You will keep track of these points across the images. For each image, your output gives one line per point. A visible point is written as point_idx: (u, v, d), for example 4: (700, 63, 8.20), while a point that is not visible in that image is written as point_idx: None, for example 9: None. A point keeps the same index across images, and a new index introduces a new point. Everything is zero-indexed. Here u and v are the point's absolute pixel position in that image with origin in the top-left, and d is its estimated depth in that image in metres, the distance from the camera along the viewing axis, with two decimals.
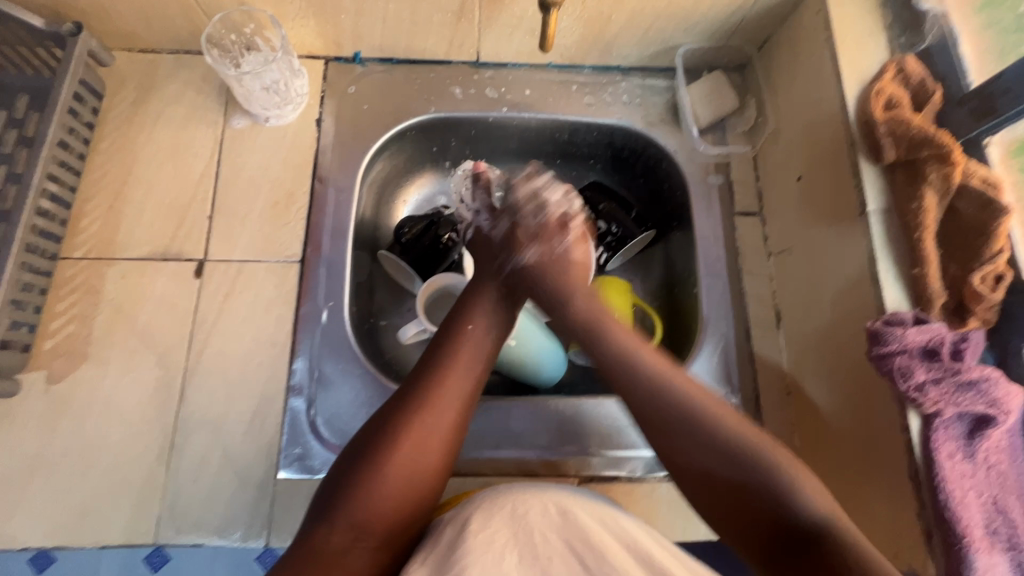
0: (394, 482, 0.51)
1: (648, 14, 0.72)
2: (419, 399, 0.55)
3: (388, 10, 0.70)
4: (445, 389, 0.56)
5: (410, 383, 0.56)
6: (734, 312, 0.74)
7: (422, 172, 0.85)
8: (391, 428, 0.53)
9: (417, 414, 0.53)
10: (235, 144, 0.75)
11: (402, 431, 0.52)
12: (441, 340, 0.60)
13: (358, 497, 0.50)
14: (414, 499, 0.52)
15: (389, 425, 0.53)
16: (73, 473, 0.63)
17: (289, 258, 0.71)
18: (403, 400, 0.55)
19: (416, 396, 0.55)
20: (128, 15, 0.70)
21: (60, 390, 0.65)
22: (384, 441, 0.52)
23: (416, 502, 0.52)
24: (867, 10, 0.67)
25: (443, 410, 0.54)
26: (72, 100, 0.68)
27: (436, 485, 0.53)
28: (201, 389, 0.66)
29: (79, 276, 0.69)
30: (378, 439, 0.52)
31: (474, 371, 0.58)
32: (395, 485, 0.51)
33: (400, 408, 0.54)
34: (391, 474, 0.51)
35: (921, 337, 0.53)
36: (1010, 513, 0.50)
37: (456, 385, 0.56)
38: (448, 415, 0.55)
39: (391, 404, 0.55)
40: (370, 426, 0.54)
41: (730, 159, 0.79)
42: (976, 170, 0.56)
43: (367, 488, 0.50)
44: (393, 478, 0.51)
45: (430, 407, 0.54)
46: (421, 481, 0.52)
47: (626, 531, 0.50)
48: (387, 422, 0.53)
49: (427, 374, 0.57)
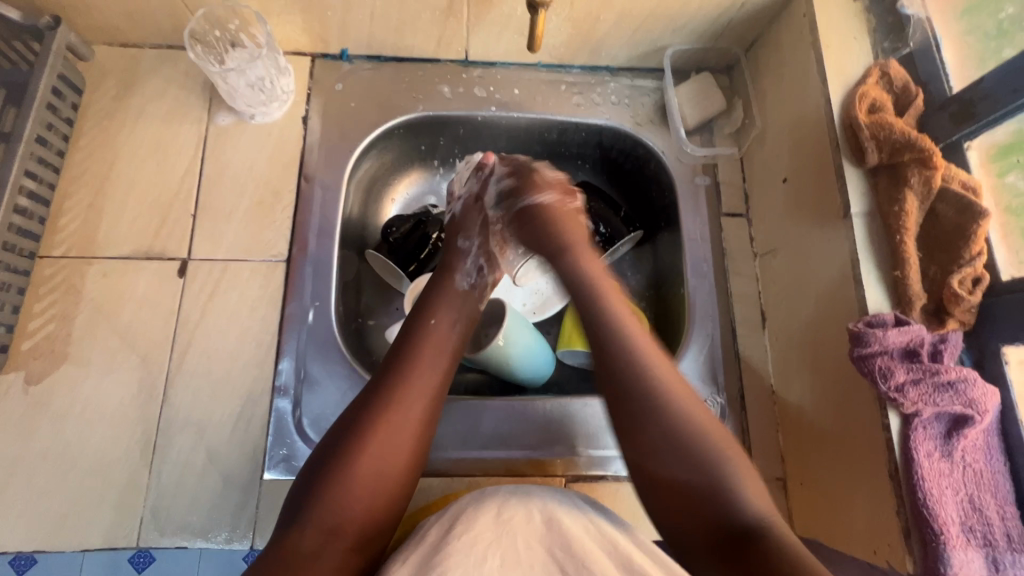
0: (364, 482, 0.50)
1: (637, 15, 0.72)
2: (386, 395, 0.54)
3: (375, 7, 0.69)
4: (412, 384, 0.55)
5: (377, 380, 0.56)
6: (719, 312, 0.75)
7: (410, 171, 0.84)
8: (359, 427, 0.52)
9: (387, 413, 0.53)
10: (219, 141, 0.74)
11: (369, 430, 0.52)
12: (405, 335, 0.60)
13: (329, 498, 0.49)
14: (385, 498, 0.51)
15: (358, 423, 0.53)
16: (52, 476, 0.62)
17: (274, 257, 0.71)
18: (370, 398, 0.54)
19: (384, 395, 0.54)
20: (109, 9, 0.68)
21: (39, 391, 0.64)
22: (353, 438, 0.52)
23: (387, 500, 0.51)
24: (852, 14, 0.67)
25: (411, 408, 0.54)
26: (51, 95, 0.67)
27: (408, 482, 0.53)
28: (184, 390, 0.66)
29: (59, 275, 0.67)
30: (348, 439, 0.52)
31: (439, 364, 0.58)
32: (368, 485, 0.50)
33: (369, 408, 0.53)
34: (361, 473, 0.50)
35: (900, 338, 0.54)
36: (986, 510, 0.52)
37: (423, 381, 0.56)
38: (416, 412, 0.54)
39: (359, 402, 0.55)
40: (340, 425, 0.54)
41: (718, 161, 0.80)
42: (956, 175, 0.57)
43: (336, 488, 0.50)
44: (363, 478, 0.50)
45: (397, 402, 0.54)
46: (391, 479, 0.52)
47: (607, 536, 0.51)
48: (357, 420, 0.53)
49: (394, 371, 0.56)
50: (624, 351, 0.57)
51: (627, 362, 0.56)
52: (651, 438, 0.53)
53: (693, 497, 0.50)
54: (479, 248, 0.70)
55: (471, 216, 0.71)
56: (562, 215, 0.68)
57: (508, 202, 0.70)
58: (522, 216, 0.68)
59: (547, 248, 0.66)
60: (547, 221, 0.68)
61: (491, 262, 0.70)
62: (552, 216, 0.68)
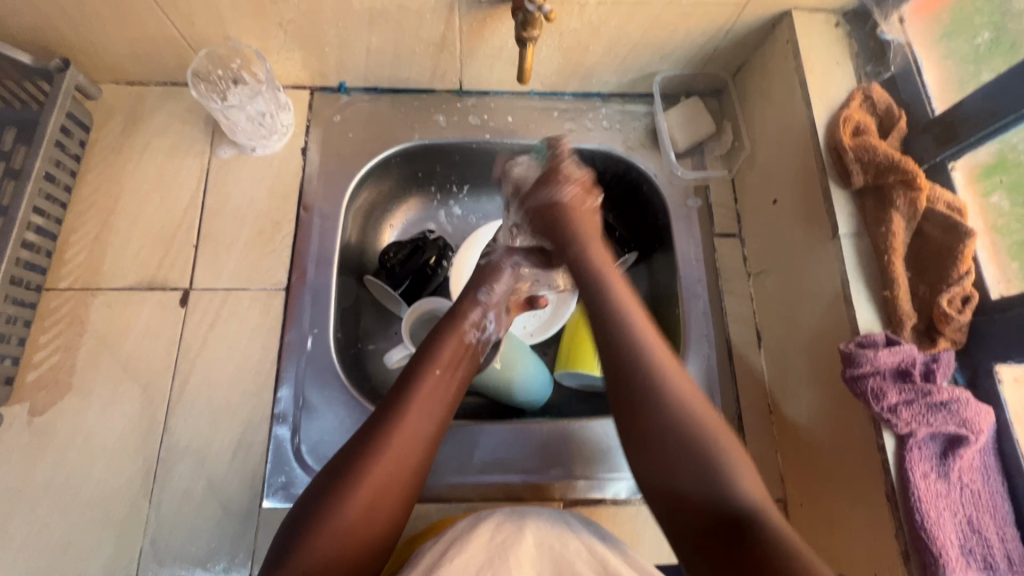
0: (354, 528, 0.50)
1: (625, 44, 0.74)
2: (384, 442, 0.53)
3: (371, 43, 0.71)
4: (410, 432, 0.55)
5: (375, 426, 0.55)
6: (715, 333, 0.75)
7: (408, 198, 0.86)
8: (353, 473, 0.52)
9: (381, 462, 0.52)
10: (221, 173, 0.76)
11: (363, 477, 0.51)
12: (402, 379, 0.59)
13: (315, 542, 0.48)
14: (372, 544, 0.51)
15: (352, 469, 0.52)
16: (54, 507, 0.63)
17: (274, 285, 0.72)
18: (367, 442, 0.54)
19: (379, 443, 0.53)
20: (115, 49, 0.71)
21: (43, 422, 0.65)
22: (347, 484, 0.51)
23: (375, 544, 0.51)
24: (835, 40, 0.69)
25: (405, 457, 0.54)
26: (59, 132, 0.69)
27: (394, 527, 0.53)
28: (185, 419, 0.67)
29: (64, 307, 0.69)
30: (341, 482, 0.51)
31: (436, 409, 0.58)
32: (356, 532, 0.50)
33: (364, 455, 0.53)
34: (351, 517, 0.50)
35: (893, 359, 0.54)
36: (985, 532, 0.52)
37: (420, 431, 0.56)
38: (410, 461, 0.54)
39: (350, 449, 0.54)
40: (331, 469, 0.53)
41: (709, 183, 0.82)
42: (941, 196, 0.58)
43: (325, 534, 0.49)
44: (353, 525, 0.50)
45: (391, 450, 0.53)
46: (379, 523, 0.51)
47: (600, 557, 0.50)
48: (350, 466, 0.52)
49: (391, 416, 0.55)
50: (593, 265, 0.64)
51: (634, 347, 0.57)
52: (613, 329, 0.59)
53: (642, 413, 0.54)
54: (495, 306, 0.68)
55: (500, 275, 0.70)
56: (579, 215, 0.67)
57: (533, 194, 0.69)
58: (540, 205, 0.68)
59: (559, 239, 0.66)
60: (562, 219, 0.67)
61: (499, 325, 0.69)
62: (569, 210, 0.67)
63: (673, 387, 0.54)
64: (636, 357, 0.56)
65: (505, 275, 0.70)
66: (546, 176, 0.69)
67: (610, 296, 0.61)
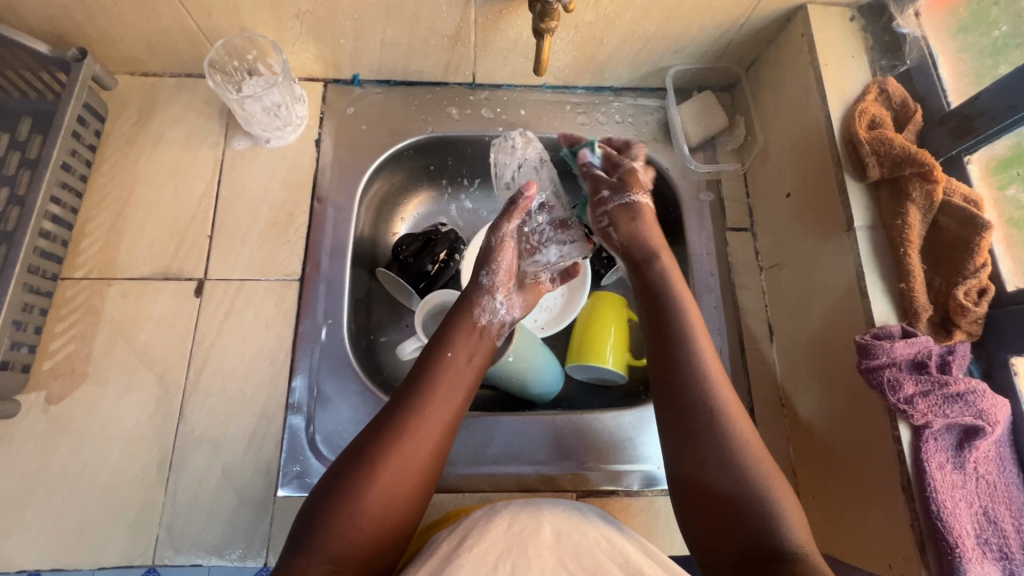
0: (371, 515, 0.50)
1: (639, 37, 0.74)
2: (398, 429, 0.54)
3: (386, 35, 0.72)
4: (426, 419, 0.55)
5: (389, 414, 0.55)
6: (727, 326, 0.76)
7: (419, 191, 0.86)
8: (369, 458, 0.52)
9: (396, 448, 0.53)
10: (235, 164, 0.76)
11: (378, 463, 0.52)
12: (419, 369, 0.59)
13: (334, 528, 0.49)
14: (391, 531, 0.51)
15: (367, 456, 0.52)
16: (71, 495, 0.63)
17: (288, 276, 0.72)
18: (381, 430, 0.54)
19: (393, 430, 0.54)
20: (131, 39, 0.71)
21: (59, 410, 0.65)
22: (362, 471, 0.52)
23: (393, 531, 0.51)
24: (849, 34, 0.69)
25: (420, 443, 0.54)
26: (76, 122, 0.70)
27: (412, 513, 0.53)
28: (200, 408, 0.67)
29: (79, 296, 0.69)
30: (356, 469, 0.52)
31: (453, 397, 0.58)
32: (375, 516, 0.50)
33: (379, 441, 0.53)
34: (371, 503, 0.50)
35: (908, 350, 0.55)
36: (1001, 522, 0.52)
37: (435, 418, 0.56)
38: (426, 448, 0.54)
39: (365, 438, 0.54)
40: (348, 455, 0.54)
41: (721, 177, 0.82)
42: (957, 188, 0.58)
43: (343, 520, 0.49)
44: (371, 510, 0.50)
45: (407, 437, 0.54)
46: (399, 508, 0.52)
47: (618, 548, 0.50)
48: (365, 452, 0.53)
49: (406, 404, 0.56)
50: (668, 275, 0.64)
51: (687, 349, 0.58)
52: (670, 326, 0.60)
53: (693, 424, 0.55)
54: (502, 286, 0.66)
55: (503, 249, 0.66)
56: (651, 222, 0.67)
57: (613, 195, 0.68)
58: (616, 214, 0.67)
59: (633, 251, 0.66)
60: (630, 228, 0.66)
61: (510, 304, 0.67)
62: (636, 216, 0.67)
63: (715, 396, 0.56)
64: (693, 367, 0.57)
65: (508, 248, 0.67)
66: (623, 178, 0.68)
67: (668, 294, 0.62)
